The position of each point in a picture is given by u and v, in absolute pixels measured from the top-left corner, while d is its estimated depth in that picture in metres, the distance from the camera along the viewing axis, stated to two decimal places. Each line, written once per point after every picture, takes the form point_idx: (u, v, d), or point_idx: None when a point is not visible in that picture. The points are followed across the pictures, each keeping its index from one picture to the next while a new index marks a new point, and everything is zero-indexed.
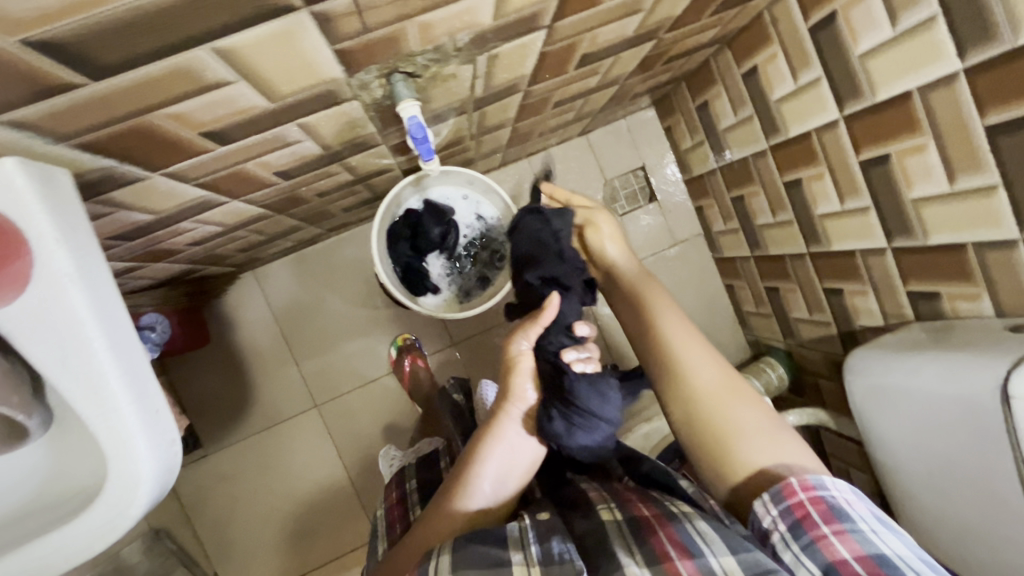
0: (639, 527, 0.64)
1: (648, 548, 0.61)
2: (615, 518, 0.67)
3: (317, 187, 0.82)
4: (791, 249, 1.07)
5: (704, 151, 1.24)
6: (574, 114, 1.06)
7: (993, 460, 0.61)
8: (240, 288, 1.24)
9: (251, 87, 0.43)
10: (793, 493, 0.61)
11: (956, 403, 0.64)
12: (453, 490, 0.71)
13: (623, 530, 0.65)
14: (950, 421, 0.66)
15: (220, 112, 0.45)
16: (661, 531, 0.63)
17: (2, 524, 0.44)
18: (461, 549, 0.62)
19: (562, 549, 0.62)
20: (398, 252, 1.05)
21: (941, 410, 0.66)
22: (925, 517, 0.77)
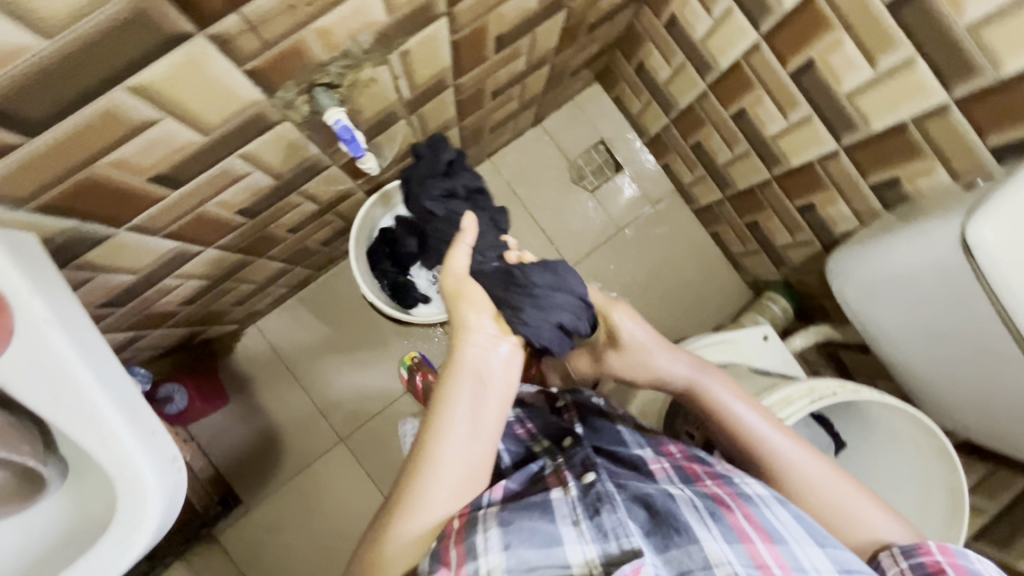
0: (712, 503, 0.60)
1: (726, 527, 0.57)
2: (686, 492, 0.62)
3: (285, 221, 0.87)
4: (756, 178, 1.08)
5: (654, 110, 1.27)
6: (517, 101, 1.10)
7: (979, 316, 0.62)
8: (248, 343, 1.28)
9: (181, 122, 0.47)
10: (930, 552, 0.58)
11: (928, 272, 0.65)
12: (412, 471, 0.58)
13: (697, 505, 0.59)
14: (926, 292, 0.67)
15: (160, 153, 0.49)
16: (738, 511, 0.59)
17: (32, 567, 0.48)
18: (505, 530, 0.53)
19: (617, 521, 0.55)
20: (382, 271, 1.10)
21: (917, 284, 0.67)
22: (943, 391, 0.76)
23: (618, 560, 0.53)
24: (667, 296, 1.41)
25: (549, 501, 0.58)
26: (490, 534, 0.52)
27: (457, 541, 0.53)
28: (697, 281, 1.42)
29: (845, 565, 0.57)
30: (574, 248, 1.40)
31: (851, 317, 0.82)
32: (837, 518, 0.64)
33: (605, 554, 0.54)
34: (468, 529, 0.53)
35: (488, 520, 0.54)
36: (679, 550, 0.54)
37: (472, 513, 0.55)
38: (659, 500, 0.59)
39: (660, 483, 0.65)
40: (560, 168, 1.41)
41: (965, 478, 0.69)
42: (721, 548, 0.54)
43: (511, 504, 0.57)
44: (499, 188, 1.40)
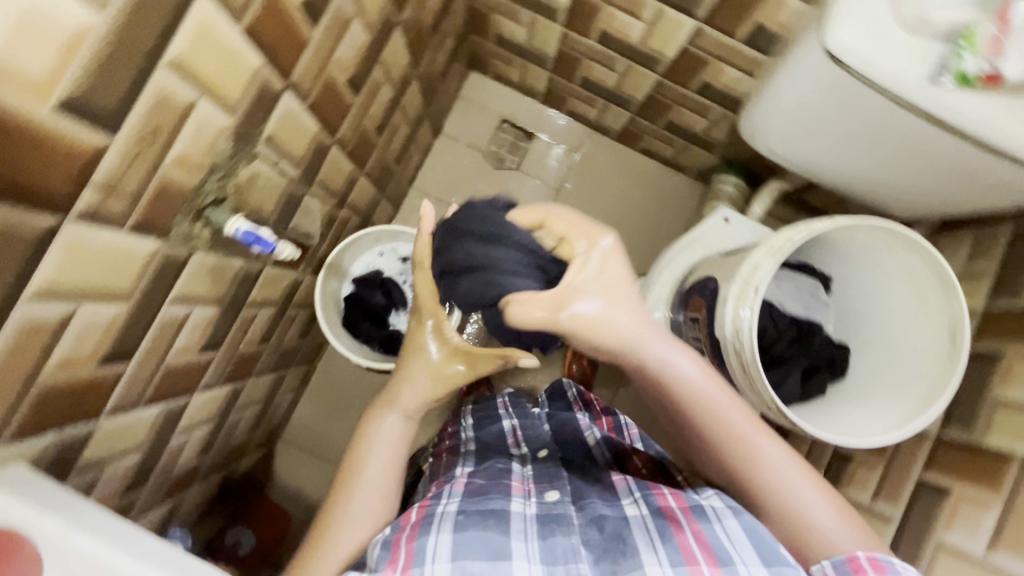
0: (663, 523, 0.68)
1: (671, 546, 0.65)
2: (640, 510, 0.71)
3: (252, 336, 0.89)
4: (648, 83, 1.10)
5: (532, 69, 1.28)
6: (405, 124, 1.12)
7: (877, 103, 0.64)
8: (283, 459, 1.30)
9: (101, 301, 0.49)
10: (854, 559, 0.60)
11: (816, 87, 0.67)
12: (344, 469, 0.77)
13: (647, 526, 0.68)
14: (823, 104, 0.68)
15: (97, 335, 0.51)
16: (684, 528, 0.66)
17: None
18: (458, 533, 0.66)
19: (569, 541, 0.67)
20: (365, 334, 1.11)
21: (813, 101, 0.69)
22: (886, 184, 0.79)
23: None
24: (631, 226, 1.43)
25: (506, 512, 0.72)
26: (443, 536, 0.65)
27: (411, 537, 0.67)
28: (651, 199, 1.44)
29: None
30: None
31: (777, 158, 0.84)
32: (805, 529, 0.65)
33: (551, 571, 0.64)
34: (422, 531, 0.67)
35: (441, 524, 0.67)
36: (627, 568, 0.63)
37: (430, 512, 0.70)
38: (614, 521, 0.70)
39: (619, 502, 0.74)
40: (478, 162, 1.43)
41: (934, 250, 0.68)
42: (661, 569, 0.62)
43: (469, 510, 0.70)
44: (434, 208, 1.41)
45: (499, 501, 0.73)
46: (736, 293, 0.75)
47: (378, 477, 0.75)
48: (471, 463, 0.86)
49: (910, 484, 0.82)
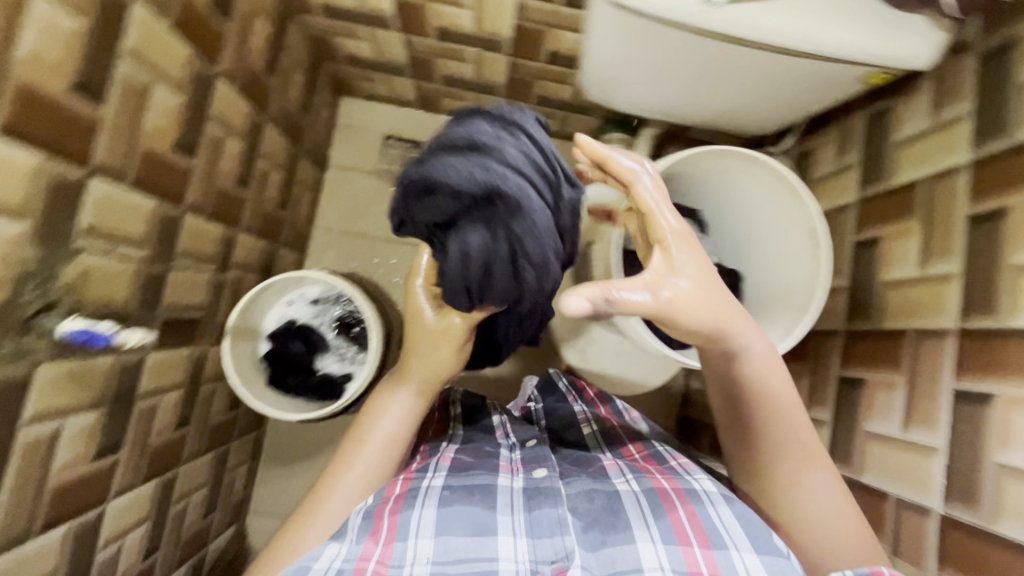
0: (657, 502, 0.66)
1: (665, 523, 0.63)
2: (632, 488, 0.70)
3: (164, 424, 0.86)
4: (503, 66, 1.09)
5: (395, 80, 1.26)
6: (276, 168, 1.09)
7: (674, 41, 0.64)
8: (257, 530, 1.28)
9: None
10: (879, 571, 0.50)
11: (616, 38, 0.66)
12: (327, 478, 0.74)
13: (641, 503, 0.67)
14: (630, 53, 0.68)
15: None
16: (681, 508, 0.65)
17: None
18: (443, 509, 0.65)
19: (558, 515, 0.64)
20: (295, 387, 1.09)
21: (619, 52, 0.68)
22: (730, 108, 0.79)
23: (551, 554, 0.60)
24: None
25: (493, 488, 0.70)
26: (427, 511, 0.65)
27: (394, 509, 0.65)
28: None
29: (779, 572, 0.56)
30: None
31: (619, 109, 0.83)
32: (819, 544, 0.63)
33: (536, 548, 0.61)
34: (406, 505, 0.65)
35: (426, 501, 0.66)
36: (615, 545, 0.61)
37: (416, 487, 0.69)
38: (613, 497, 0.68)
39: (612, 480, 0.72)
40: (373, 183, 1.40)
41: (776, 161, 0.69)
42: (655, 551, 0.60)
43: (456, 488, 0.69)
44: (342, 241, 1.38)
45: (484, 475, 0.72)
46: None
47: (357, 480, 0.72)
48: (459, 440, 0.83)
49: (834, 385, 0.83)
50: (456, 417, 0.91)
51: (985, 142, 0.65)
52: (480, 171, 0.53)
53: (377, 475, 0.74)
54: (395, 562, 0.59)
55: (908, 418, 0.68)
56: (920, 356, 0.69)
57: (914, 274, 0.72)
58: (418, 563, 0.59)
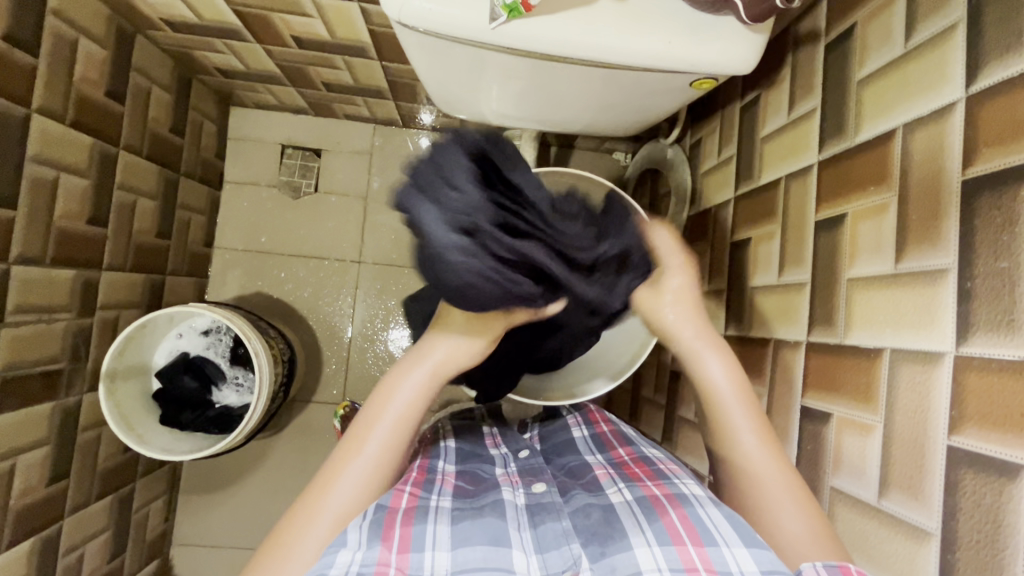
0: (649, 507, 0.59)
1: (659, 527, 0.55)
2: (625, 498, 0.62)
3: (30, 482, 0.83)
4: (376, 70, 1.04)
5: (279, 90, 1.20)
6: (146, 197, 1.04)
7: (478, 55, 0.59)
8: (184, 561, 1.26)
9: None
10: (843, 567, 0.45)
11: (424, 53, 0.61)
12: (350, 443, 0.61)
13: (633, 510, 0.59)
14: (446, 65, 0.64)
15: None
16: (672, 512, 0.57)
17: None
18: (457, 527, 0.58)
19: (563, 529, 0.58)
20: (189, 422, 1.05)
21: (434, 63, 0.63)
22: (587, 113, 0.75)
23: (560, 565, 0.54)
24: None
25: (501, 501, 0.62)
26: (441, 528, 0.57)
27: (406, 519, 0.57)
28: None
29: (770, 566, 0.50)
30: (347, 246, 1.35)
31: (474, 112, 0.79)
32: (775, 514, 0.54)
33: (546, 562, 0.55)
34: (418, 518, 0.57)
35: (437, 515, 0.59)
36: (614, 554, 0.53)
37: (427, 503, 0.60)
38: (596, 511, 0.60)
39: (603, 492, 0.65)
40: (273, 197, 1.34)
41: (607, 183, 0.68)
42: (651, 553, 0.52)
43: (466, 504, 0.62)
44: (245, 260, 1.33)
45: (492, 495, 0.64)
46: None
47: (366, 469, 0.59)
48: (452, 450, 0.75)
49: None
50: (446, 429, 0.83)
51: (826, 142, 0.62)
52: (448, 228, 0.47)
53: (374, 486, 0.59)
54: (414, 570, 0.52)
55: None
56: (777, 368, 0.67)
57: (773, 281, 0.69)
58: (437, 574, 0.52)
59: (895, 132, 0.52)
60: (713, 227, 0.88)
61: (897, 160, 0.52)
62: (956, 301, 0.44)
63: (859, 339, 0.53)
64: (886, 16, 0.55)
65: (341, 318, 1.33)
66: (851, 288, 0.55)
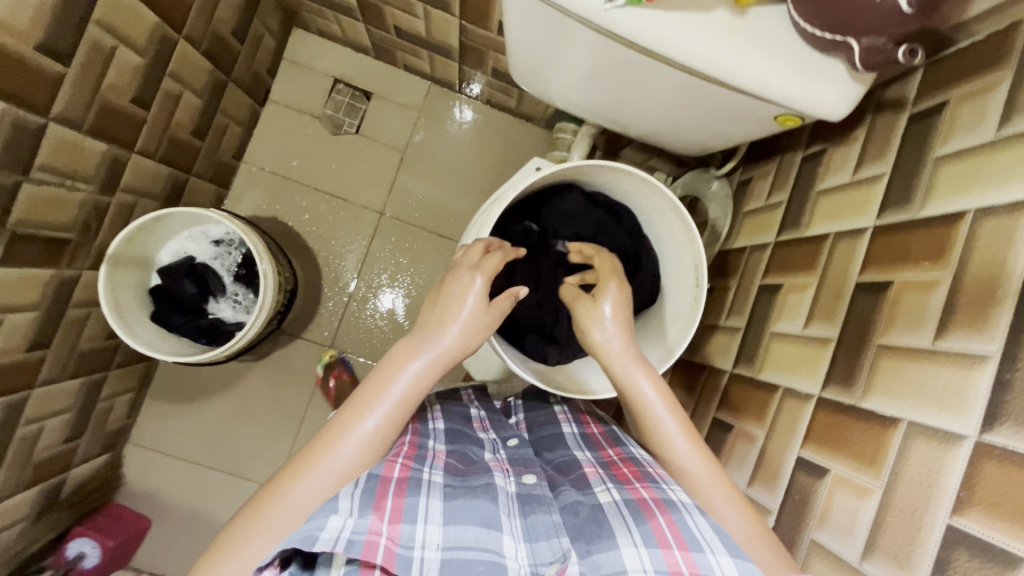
0: (637, 508, 0.59)
1: (646, 530, 0.56)
2: (613, 498, 0.61)
3: (9, 345, 0.81)
4: (453, 28, 1.03)
5: (347, 22, 1.18)
6: (191, 93, 1.02)
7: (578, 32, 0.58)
8: (134, 463, 1.24)
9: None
10: None
11: (525, 15, 0.60)
12: (352, 402, 0.61)
13: (621, 510, 0.59)
14: (541, 32, 0.63)
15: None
16: (660, 516, 0.57)
17: None
18: (448, 504, 0.57)
19: (551, 522, 0.58)
20: (178, 325, 1.03)
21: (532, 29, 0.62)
22: (654, 120, 0.75)
23: (548, 557, 0.55)
24: (485, 184, 1.35)
25: (492, 486, 0.61)
26: (432, 502, 0.57)
27: (399, 488, 0.56)
28: (505, 153, 1.36)
29: None
30: (373, 194, 1.33)
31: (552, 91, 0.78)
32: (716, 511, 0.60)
33: (534, 552, 0.56)
34: (410, 490, 0.57)
35: (429, 489, 0.58)
36: (599, 553, 0.54)
37: (418, 475, 0.59)
38: (584, 508, 0.60)
39: (592, 489, 0.64)
40: (313, 127, 1.32)
41: (672, 195, 0.66)
42: (637, 554, 0.53)
43: (456, 479, 0.61)
44: (269, 182, 1.31)
45: (482, 477, 0.63)
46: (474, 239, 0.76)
47: (369, 437, 0.59)
48: (442, 431, 0.73)
49: (707, 424, 0.82)
50: (434, 410, 0.80)
51: (888, 209, 0.62)
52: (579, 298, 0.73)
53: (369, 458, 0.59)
54: (405, 543, 0.52)
55: (755, 476, 0.67)
56: (780, 415, 0.67)
57: (797, 330, 0.70)
58: (428, 547, 0.53)
59: (964, 215, 0.53)
60: (744, 265, 0.89)
61: (959, 244, 0.52)
62: (991, 390, 0.45)
63: (877, 405, 0.54)
64: (983, 102, 0.55)
65: (350, 263, 1.32)
66: (879, 354, 0.56)
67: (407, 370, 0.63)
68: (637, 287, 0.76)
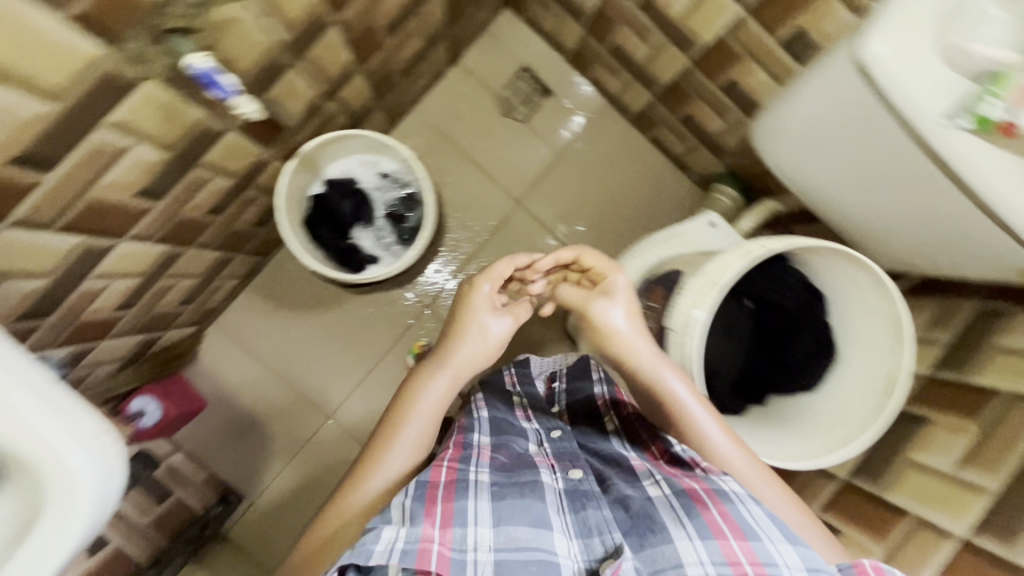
0: (688, 500, 0.62)
1: (700, 522, 0.59)
2: (662, 492, 0.64)
3: (201, 203, 0.84)
4: (677, 68, 1.06)
5: (568, 23, 1.22)
6: (420, 36, 1.05)
7: (887, 125, 0.63)
8: (212, 346, 1.27)
9: (32, 93, 0.46)
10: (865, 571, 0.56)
11: (837, 93, 0.66)
12: (388, 421, 0.75)
13: (672, 504, 0.62)
14: (841, 111, 0.67)
15: (16, 127, 0.47)
16: (714, 508, 0.61)
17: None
18: (495, 504, 0.60)
19: (601, 518, 0.61)
20: (322, 238, 1.07)
21: (826, 107, 0.68)
22: (873, 217, 0.79)
23: (600, 551, 0.58)
24: (622, 212, 1.38)
25: (539, 483, 0.63)
26: (481, 502, 0.60)
27: (447, 496, 0.60)
28: (650, 191, 1.39)
29: (814, 565, 0.56)
30: (518, 183, 1.37)
31: (779, 168, 0.84)
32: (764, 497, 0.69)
33: (588, 548, 0.59)
34: (458, 494, 0.60)
35: (477, 489, 0.61)
36: (656, 547, 0.58)
37: (464, 477, 0.62)
38: (634, 502, 0.63)
39: (640, 481, 0.66)
40: (487, 103, 1.36)
41: (902, 304, 0.69)
42: (693, 547, 0.57)
43: (501, 474, 0.64)
44: (430, 137, 1.35)
45: (528, 471, 0.65)
46: (696, 287, 0.77)
47: (407, 451, 0.73)
48: (486, 421, 0.74)
49: None
50: (477, 398, 0.80)
51: None
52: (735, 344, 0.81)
53: (416, 445, 0.73)
54: (457, 546, 0.56)
55: None
56: (910, 544, 0.69)
57: (947, 468, 0.71)
58: (480, 550, 0.56)
59: None
60: None
61: None
62: None
63: None
64: None
65: (474, 237, 1.35)
66: None
67: (442, 374, 0.77)
68: (809, 370, 0.79)
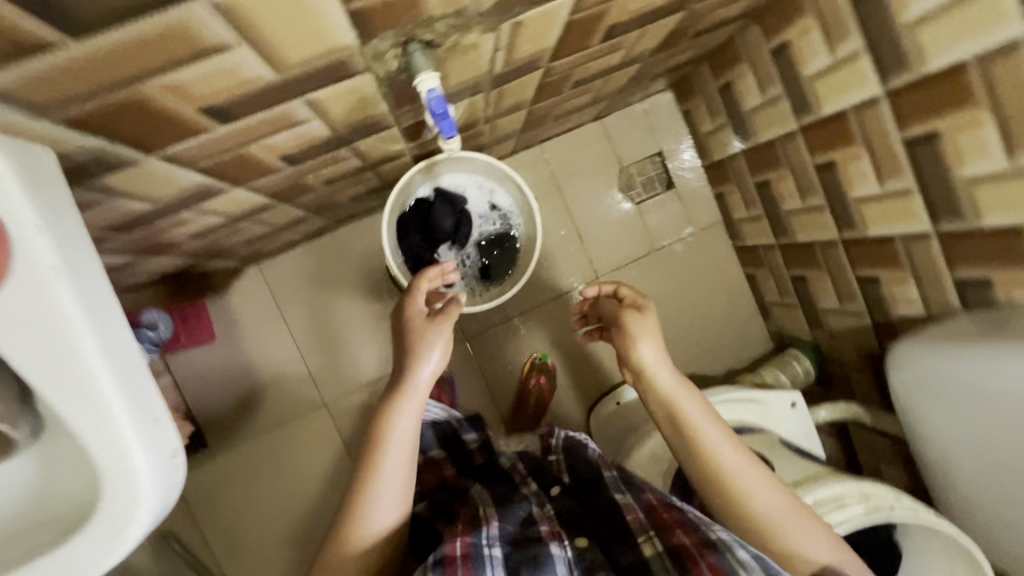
0: (681, 558, 0.62)
1: None
2: (658, 551, 0.65)
3: (323, 174, 0.78)
4: (822, 235, 1.02)
5: (727, 136, 1.18)
6: (593, 94, 1.00)
7: None
8: (244, 286, 1.19)
9: (268, 63, 0.40)
10: None
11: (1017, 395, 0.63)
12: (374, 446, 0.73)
13: (669, 565, 0.63)
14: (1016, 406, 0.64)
15: (232, 86, 0.41)
16: (706, 562, 0.61)
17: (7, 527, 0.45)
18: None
19: None
20: (409, 244, 1.01)
21: (980, 406, 0.68)
22: (976, 501, 0.76)
23: None
24: (689, 329, 1.34)
25: (552, 555, 0.63)
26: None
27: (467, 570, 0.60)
28: (723, 321, 1.36)
29: None
30: (605, 258, 1.32)
31: (902, 401, 0.80)
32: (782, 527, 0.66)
33: None
34: (476, 568, 0.60)
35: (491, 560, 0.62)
36: None
37: (478, 551, 0.62)
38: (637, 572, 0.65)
39: (636, 541, 0.67)
40: (610, 170, 1.31)
41: None
42: None
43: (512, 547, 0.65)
44: (542, 177, 1.29)
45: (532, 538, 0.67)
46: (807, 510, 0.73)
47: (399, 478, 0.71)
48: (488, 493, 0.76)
49: None
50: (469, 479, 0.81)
51: None
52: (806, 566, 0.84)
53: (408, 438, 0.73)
54: None
55: None
56: None
57: None
58: None
59: None
60: None
61: None
62: None
63: None
64: None
65: (539, 291, 1.30)
66: None
67: (426, 365, 0.76)
68: None
